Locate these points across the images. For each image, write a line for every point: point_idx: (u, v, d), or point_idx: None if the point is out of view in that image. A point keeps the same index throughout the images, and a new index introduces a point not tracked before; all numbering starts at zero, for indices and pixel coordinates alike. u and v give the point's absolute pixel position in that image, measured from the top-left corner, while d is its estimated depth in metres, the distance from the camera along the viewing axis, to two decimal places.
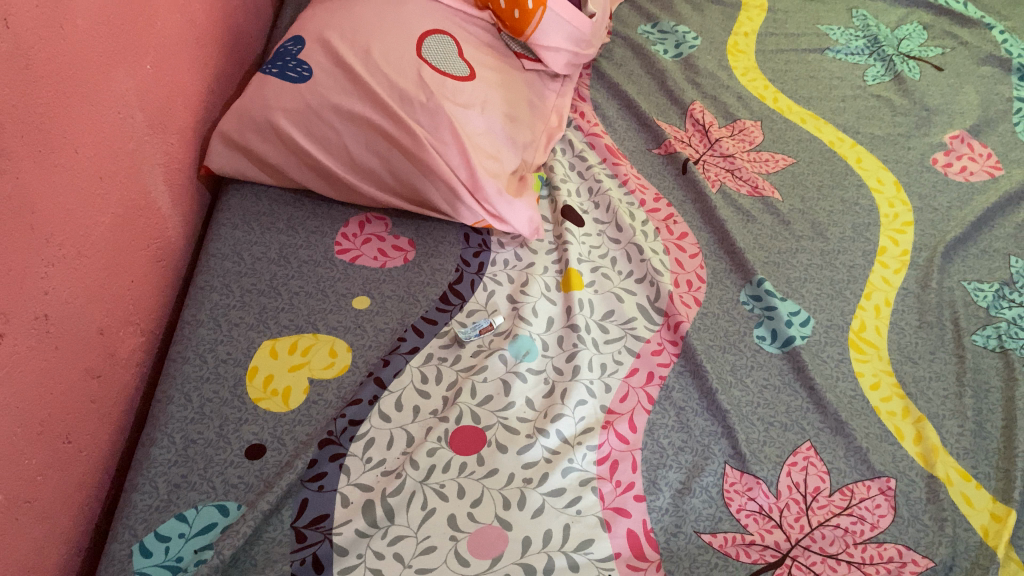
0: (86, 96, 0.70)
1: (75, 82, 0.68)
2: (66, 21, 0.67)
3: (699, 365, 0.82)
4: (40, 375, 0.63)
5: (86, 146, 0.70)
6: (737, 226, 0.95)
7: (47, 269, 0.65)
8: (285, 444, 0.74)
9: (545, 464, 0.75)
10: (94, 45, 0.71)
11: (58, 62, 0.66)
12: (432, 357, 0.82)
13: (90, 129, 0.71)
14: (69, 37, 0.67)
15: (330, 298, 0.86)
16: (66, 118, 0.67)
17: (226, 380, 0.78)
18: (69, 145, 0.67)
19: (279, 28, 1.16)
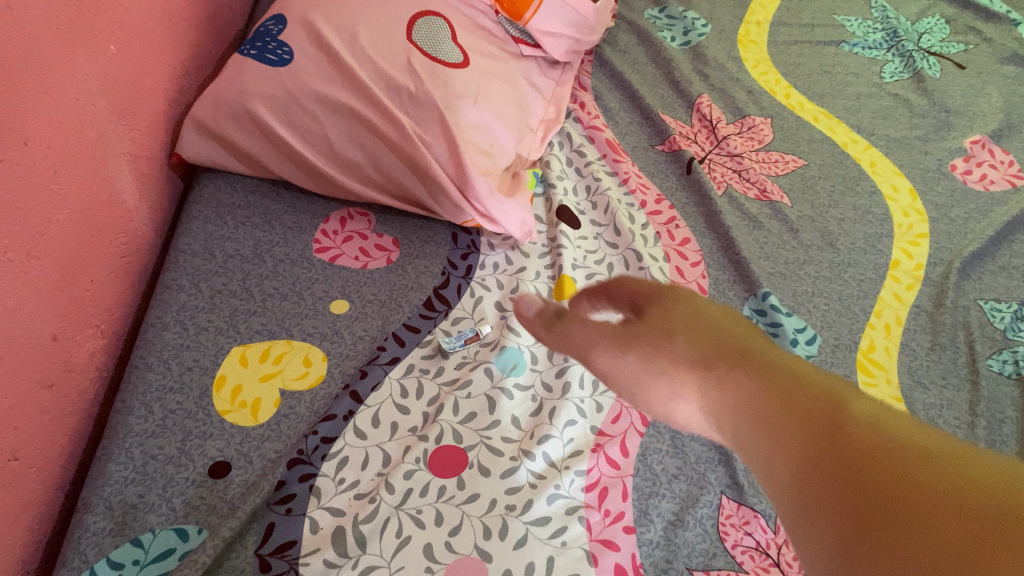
0: (40, 83, 0.64)
1: (26, 68, 0.62)
2: (16, 1, 0.60)
3: None
4: None
5: (38, 136, 0.64)
6: (742, 232, 0.89)
7: None
8: (252, 463, 0.70)
9: (529, 491, 0.71)
10: (50, 26, 0.65)
11: (6, 46, 0.60)
12: (413, 369, 0.77)
13: (44, 119, 0.64)
14: (20, 18, 0.61)
15: (306, 301, 0.81)
16: (15, 107, 0.61)
17: (192, 390, 0.73)
18: (18, 137, 0.61)
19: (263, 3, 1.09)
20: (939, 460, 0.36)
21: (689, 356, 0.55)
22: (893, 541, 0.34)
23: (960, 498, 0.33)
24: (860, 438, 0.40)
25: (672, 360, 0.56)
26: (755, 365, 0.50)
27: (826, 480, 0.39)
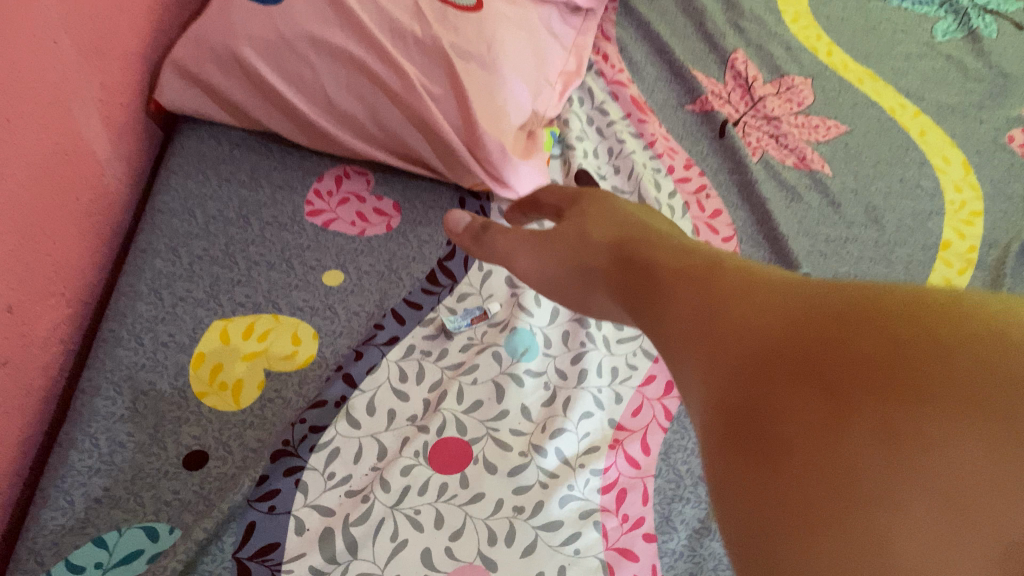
0: None
1: None
2: None
3: None
4: None
5: None
6: (779, 205, 0.81)
7: None
8: (231, 453, 0.63)
9: (539, 491, 0.64)
10: None
11: None
12: (414, 350, 0.70)
13: None
14: None
15: (296, 271, 0.73)
16: None
17: (166, 369, 0.65)
18: None
19: None
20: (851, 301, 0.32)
21: (594, 243, 0.55)
22: (812, 375, 0.29)
23: (863, 325, 0.30)
24: (762, 292, 0.37)
25: (590, 257, 0.54)
26: (672, 259, 0.45)
27: (695, 304, 0.39)
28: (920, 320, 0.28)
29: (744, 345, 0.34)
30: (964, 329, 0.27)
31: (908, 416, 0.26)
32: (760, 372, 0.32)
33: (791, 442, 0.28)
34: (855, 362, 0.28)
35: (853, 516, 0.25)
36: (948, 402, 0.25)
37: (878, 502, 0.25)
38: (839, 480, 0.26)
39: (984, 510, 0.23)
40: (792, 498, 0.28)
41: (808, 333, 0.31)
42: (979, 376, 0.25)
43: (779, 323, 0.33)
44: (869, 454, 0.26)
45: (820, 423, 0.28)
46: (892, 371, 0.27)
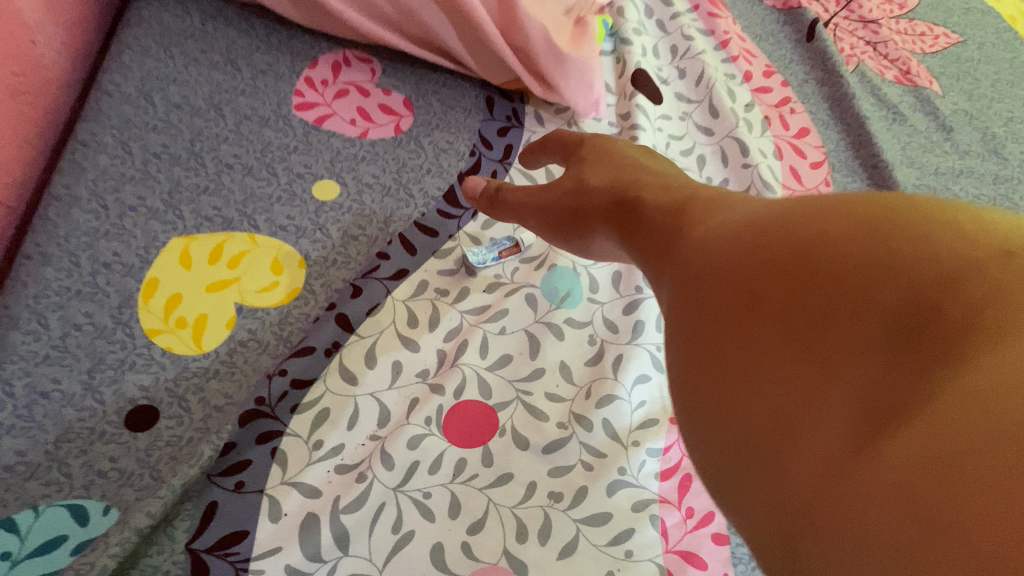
0: None
1: None
2: None
3: None
4: None
5: None
6: (880, 126, 0.66)
7: None
8: (188, 412, 0.48)
9: (582, 475, 0.50)
10: None
11: None
12: (427, 289, 0.56)
13: None
14: None
15: (280, 179, 0.57)
16: None
17: (107, 298, 0.50)
18: None
19: None
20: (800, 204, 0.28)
21: (594, 190, 0.44)
22: (741, 288, 0.26)
23: (798, 229, 0.26)
24: (722, 207, 0.32)
25: (585, 205, 0.44)
26: (654, 180, 0.40)
27: (660, 225, 0.35)
28: (863, 212, 0.25)
29: (691, 256, 0.30)
30: (912, 221, 0.23)
31: (837, 312, 0.22)
32: (697, 289, 0.28)
33: (725, 352, 0.25)
34: (787, 259, 0.25)
35: (781, 424, 0.22)
36: (878, 291, 0.21)
37: (804, 407, 0.22)
38: (767, 388, 0.23)
39: (914, 398, 0.19)
40: (724, 412, 0.24)
41: (749, 235, 0.27)
42: (919, 261, 0.21)
43: (723, 231, 0.29)
44: (795, 357, 0.23)
45: (753, 330, 0.24)
46: (825, 263, 0.23)
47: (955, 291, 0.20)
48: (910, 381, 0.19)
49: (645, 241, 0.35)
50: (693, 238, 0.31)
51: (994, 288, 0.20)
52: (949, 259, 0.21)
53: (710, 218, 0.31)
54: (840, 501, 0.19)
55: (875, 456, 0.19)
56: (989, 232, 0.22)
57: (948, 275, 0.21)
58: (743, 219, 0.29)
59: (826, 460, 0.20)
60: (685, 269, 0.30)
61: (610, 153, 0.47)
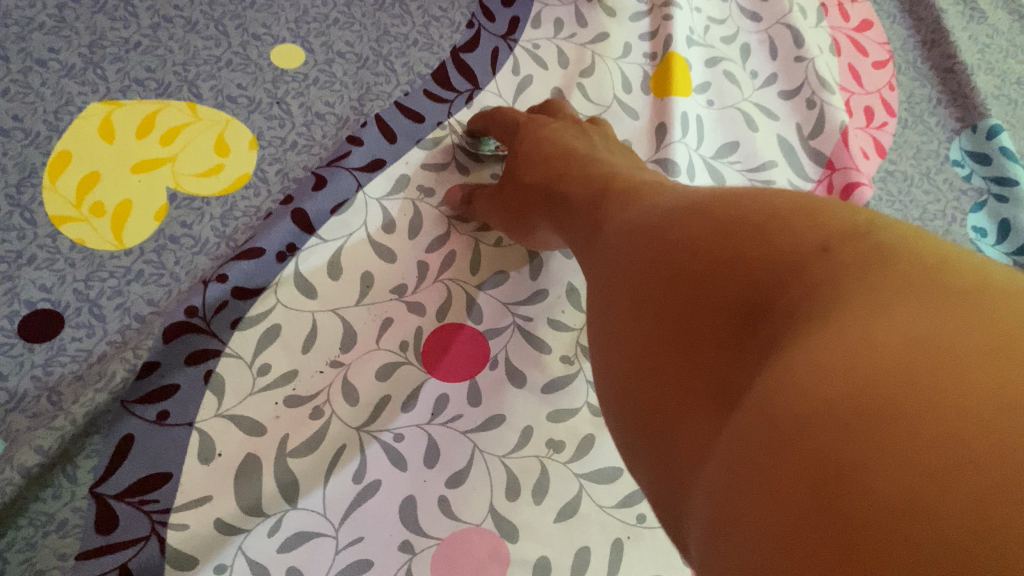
0: None
1: None
2: None
3: None
4: None
5: None
6: (957, 22, 0.55)
7: None
8: (103, 322, 0.38)
9: (588, 421, 0.41)
10: None
11: None
12: (408, 186, 0.46)
13: None
14: None
15: (231, 39, 0.46)
16: None
17: (4, 174, 0.40)
18: None
19: None
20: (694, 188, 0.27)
21: (524, 187, 0.38)
22: (627, 270, 0.25)
23: (687, 209, 0.24)
24: (631, 182, 0.31)
25: (521, 203, 0.38)
26: (575, 160, 0.36)
27: (573, 198, 0.33)
28: (734, 196, 0.24)
29: (598, 235, 0.29)
30: (779, 204, 0.22)
31: (700, 305, 0.21)
32: (602, 265, 0.27)
33: (615, 334, 0.25)
34: (662, 243, 0.24)
35: (656, 405, 0.22)
36: (731, 275, 0.21)
37: (675, 391, 0.21)
38: (644, 371, 0.23)
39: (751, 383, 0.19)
40: (616, 392, 0.24)
41: (642, 218, 0.26)
42: (771, 246, 0.21)
43: (626, 213, 0.28)
44: (669, 343, 0.22)
45: (632, 311, 0.24)
46: (693, 247, 0.23)
47: (800, 275, 0.19)
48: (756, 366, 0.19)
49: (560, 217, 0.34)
50: (603, 215, 0.30)
51: (834, 273, 0.19)
52: (795, 241, 0.20)
53: (617, 197, 0.30)
54: (694, 486, 0.19)
55: (718, 443, 0.19)
56: (844, 213, 0.21)
57: (798, 259, 0.20)
58: (642, 201, 0.28)
59: (688, 445, 0.20)
60: (592, 250, 0.29)
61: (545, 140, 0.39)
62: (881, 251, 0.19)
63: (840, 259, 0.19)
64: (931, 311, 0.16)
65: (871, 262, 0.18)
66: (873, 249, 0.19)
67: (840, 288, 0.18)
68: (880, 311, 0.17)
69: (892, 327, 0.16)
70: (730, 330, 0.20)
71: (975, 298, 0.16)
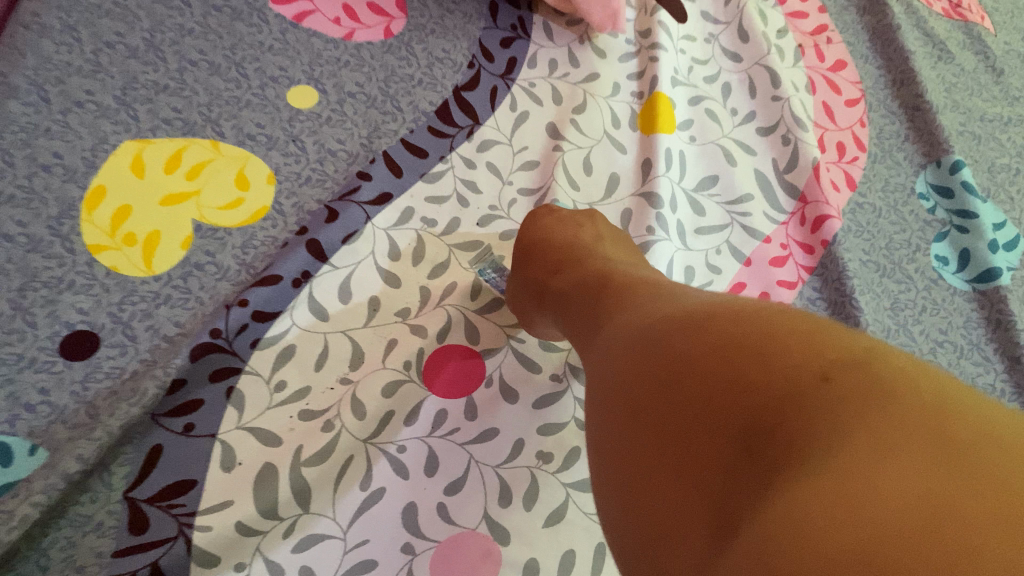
0: None
1: None
2: None
3: (845, 279, 0.49)
4: None
5: None
6: (925, 62, 0.59)
7: None
8: (135, 343, 0.42)
9: (574, 434, 0.45)
10: None
11: None
12: (413, 217, 0.50)
13: None
14: None
15: (251, 81, 0.50)
16: None
17: (45, 206, 0.44)
18: None
19: None
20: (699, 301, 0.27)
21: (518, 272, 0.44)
22: (633, 373, 0.25)
23: (698, 319, 0.25)
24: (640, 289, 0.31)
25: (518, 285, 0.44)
26: (567, 247, 0.42)
27: (582, 296, 0.36)
28: (737, 315, 0.24)
29: (613, 333, 0.29)
30: (780, 329, 0.22)
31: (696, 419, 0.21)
32: (610, 365, 0.27)
33: (618, 442, 0.25)
34: (663, 354, 0.24)
35: (652, 522, 0.22)
36: (730, 390, 0.21)
37: (669, 508, 0.21)
38: (644, 483, 0.22)
39: (744, 511, 0.18)
40: (615, 499, 0.24)
41: (647, 327, 0.27)
42: (769, 369, 0.21)
43: (632, 321, 0.29)
44: (664, 456, 0.22)
45: (632, 421, 0.24)
46: (697, 357, 0.23)
47: (796, 402, 0.19)
48: (749, 495, 0.19)
49: (564, 308, 0.38)
50: (622, 316, 0.30)
51: (830, 406, 0.19)
52: (797, 366, 0.20)
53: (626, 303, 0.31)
54: None
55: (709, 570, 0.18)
56: (845, 343, 0.21)
57: (794, 387, 0.20)
58: (647, 310, 0.28)
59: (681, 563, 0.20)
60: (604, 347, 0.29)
61: (545, 235, 0.44)
62: (879, 389, 0.19)
63: (835, 392, 0.19)
64: (928, 473, 0.16)
65: (867, 401, 0.18)
66: (872, 386, 0.19)
67: (838, 424, 0.18)
68: (879, 458, 0.17)
69: (897, 480, 0.16)
70: (723, 447, 0.20)
71: (978, 465, 0.16)
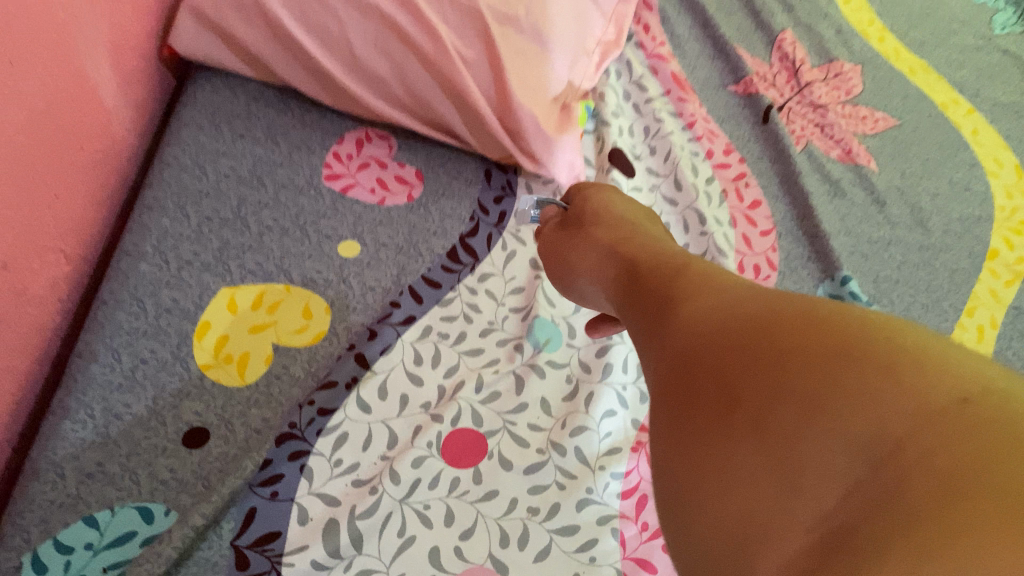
0: None
1: None
2: None
3: None
4: None
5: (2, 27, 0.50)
6: (822, 200, 0.77)
7: None
8: (234, 433, 0.59)
9: (556, 493, 0.61)
10: None
11: None
12: (431, 332, 0.67)
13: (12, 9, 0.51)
14: None
15: (311, 239, 0.69)
16: None
17: (168, 337, 0.61)
18: None
19: None
20: (783, 308, 0.27)
21: (592, 249, 0.46)
22: (730, 380, 0.25)
23: (803, 327, 0.25)
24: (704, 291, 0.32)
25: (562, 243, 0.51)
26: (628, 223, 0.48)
27: (646, 290, 0.36)
28: (862, 334, 0.24)
29: (689, 329, 0.29)
30: (896, 354, 0.22)
31: (817, 437, 0.21)
32: (689, 361, 0.28)
33: (699, 440, 0.25)
34: (783, 374, 0.24)
35: (732, 524, 0.23)
36: (857, 409, 0.21)
37: (767, 518, 0.22)
38: (740, 482, 0.23)
39: (865, 526, 0.19)
40: (696, 491, 0.24)
41: (727, 339, 0.27)
42: (886, 394, 0.21)
43: (703, 327, 0.29)
44: (757, 469, 0.23)
45: (724, 419, 0.24)
46: (818, 373, 0.23)
47: (928, 429, 0.19)
48: (855, 516, 0.19)
49: (624, 290, 0.39)
50: (698, 312, 0.30)
51: (953, 431, 0.19)
52: (928, 392, 0.20)
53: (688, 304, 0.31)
54: None
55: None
56: (964, 363, 0.21)
57: (910, 417, 0.20)
58: (719, 318, 0.29)
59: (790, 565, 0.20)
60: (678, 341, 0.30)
61: (603, 211, 0.51)
62: (1010, 413, 0.19)
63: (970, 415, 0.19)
64: None
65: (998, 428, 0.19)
66: (984, 417, 0.19)
67: (949, 455, 0.19)
68: (1014, 491, 0.17)
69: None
70: (844, 463, 0.21)
71: None
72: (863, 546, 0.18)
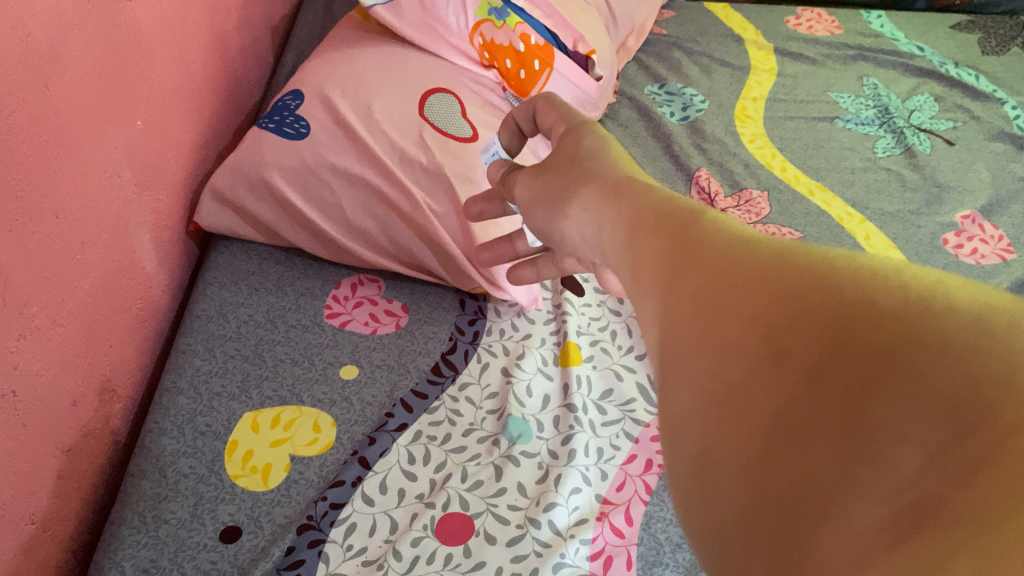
0: (80, 165, 0.66)
1: (77, 161, 0.66)
2: (71, 99, 0.64)
3: None
4: (16, 458, 0.59)
5: (79, 214, 0.67)
6: None
7: (32, 341, 0.61)
8: (261, 527, 0.70)
9: (535, 560, 0.71)
10: (98, 119, 0.69)
11: (61, 141, 0.63)
12: (421, 436, 0.79)
13: (86, 202, 0.68)
14: (71, 116, 0.64)
15: (317, 366, 0.83)
16: (66, 194, 0.64)
17: (204, 454, 0.74)
18: (62, 220, 0.64)
19: (272, 92, 1.16)
20: (819, 260, 0.23)
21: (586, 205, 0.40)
22: (773, 338, 0.21)
23: (864, 276, 0.20)
24: (715, 240, 0.27)
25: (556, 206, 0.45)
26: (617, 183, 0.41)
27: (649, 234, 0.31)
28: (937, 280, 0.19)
29: (718, 281, 0.24)
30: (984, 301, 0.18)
31: (897, 400, 0.17)
32: (712, 316, 0.23)
33: (722, 398, 0.21)
34: (850, 328, 0.19)
35: (756, 484, 0.19)
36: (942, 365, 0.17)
37: (824, 483, 0.18)
38: (783, 442, 0.19)
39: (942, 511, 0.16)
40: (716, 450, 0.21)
41: (766, 303, 0.22)
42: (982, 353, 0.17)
43: (721, 279, 0.24)
44: (818, 432, 0.18)
45: (758, 377, 0.20)
46: (888, 326, 0.18)
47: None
48: (931, 494, 0.16)
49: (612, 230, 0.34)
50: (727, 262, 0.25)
51: None
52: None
53: (694, 261, 0.26)
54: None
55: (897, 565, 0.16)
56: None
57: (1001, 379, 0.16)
58: (742, 268, 0.24)
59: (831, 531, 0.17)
60: (701, 290, 0.25)
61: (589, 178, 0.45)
62: None
63: None
64: None
65: None
66: None
67: None
68: None
69: None
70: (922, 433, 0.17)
71: None
72: (951, 518, 0.16)
